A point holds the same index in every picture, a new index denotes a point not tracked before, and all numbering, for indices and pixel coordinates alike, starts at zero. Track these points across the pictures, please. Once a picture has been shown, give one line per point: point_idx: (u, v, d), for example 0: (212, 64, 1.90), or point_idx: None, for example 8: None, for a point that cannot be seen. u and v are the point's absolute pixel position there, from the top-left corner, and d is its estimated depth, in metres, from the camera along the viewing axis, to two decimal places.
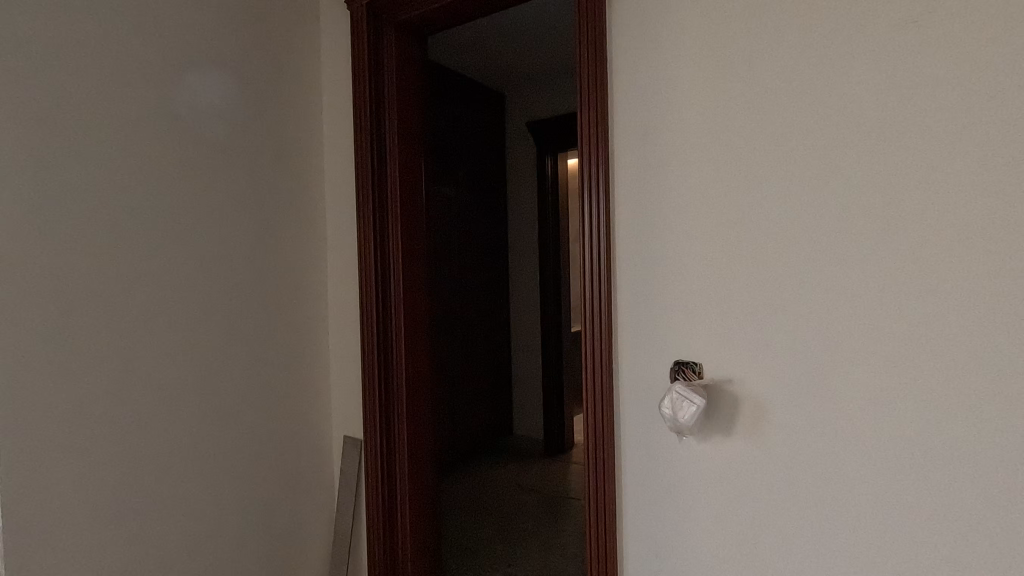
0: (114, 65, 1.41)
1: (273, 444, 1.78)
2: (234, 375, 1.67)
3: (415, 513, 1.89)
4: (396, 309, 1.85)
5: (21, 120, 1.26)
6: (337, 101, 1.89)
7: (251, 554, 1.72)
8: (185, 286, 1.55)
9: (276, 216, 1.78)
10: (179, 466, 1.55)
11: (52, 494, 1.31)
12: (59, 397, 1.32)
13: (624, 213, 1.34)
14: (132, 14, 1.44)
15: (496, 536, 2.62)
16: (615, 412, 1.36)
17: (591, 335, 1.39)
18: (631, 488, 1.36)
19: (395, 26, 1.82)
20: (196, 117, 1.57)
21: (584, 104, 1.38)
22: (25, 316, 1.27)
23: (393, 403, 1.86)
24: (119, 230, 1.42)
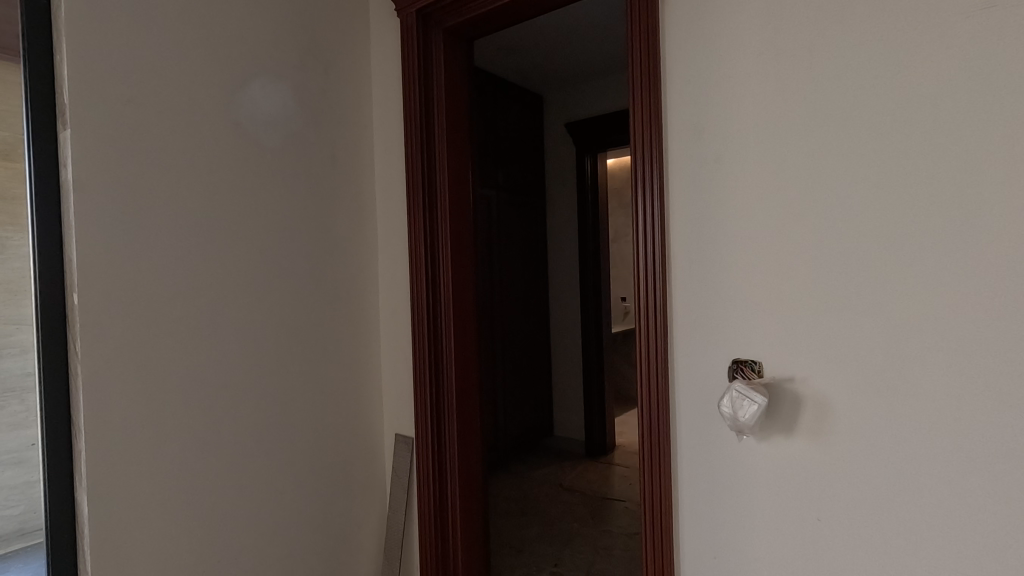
0: (183, 79, 1.48)
1: (329, 440, 1.83)
2: (292, 374, 1.73)
3: (466, 510, 1.91)
4: (445, 309, 1.88)
5: (103, 133, 1.35)
6: (388, 107, 1.94)
7: (308, 547, 1.77)
8: (249, 287, 1.62)
9: (330, 219, 1.84)
10: (245, 460, 1.61)
11: (131, 485, 1.39)
12: (136, 394, 1.40)
13: (679, 211, 1.33)
14: (199, 31, 1.52)
15: (542, 536, 2.63)
16: (670, 410, 1.36)
17: (646, 335, 1.38)
18: (687, 486, 1.35)
19: (444, 33, 1.86)
20: (257, 125, 1.64)
21: (637, 100, 1.37)
22: (108, 316, 1.35)
23: (443, 401, 1.89)
24: (189, 236, 1.50)
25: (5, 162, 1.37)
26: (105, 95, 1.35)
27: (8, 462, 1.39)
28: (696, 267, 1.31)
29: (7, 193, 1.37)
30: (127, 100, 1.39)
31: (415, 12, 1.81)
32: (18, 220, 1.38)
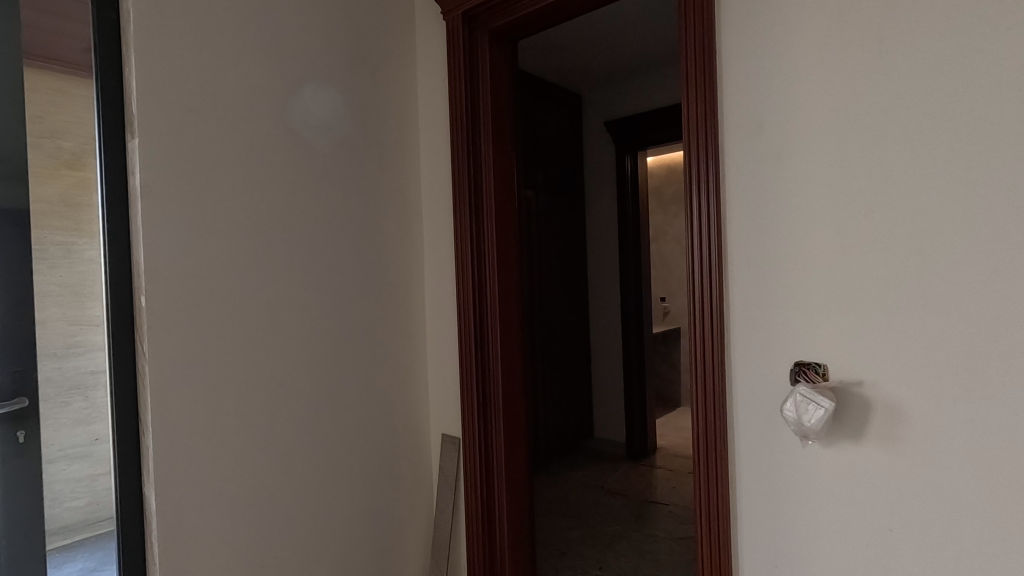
0: (240, 88, 1.53)
1: (377, 439, 1.86)
2: (343, 373, 1.76)
3: (512, 511, 1.91)
4: (491, 309, 1.87)
5: (167, 141, 1.40)
6: (434, 110, 1.96)
7: (359, 544, 1.80)
8: (302, 289, 1.66)
9: (377, 221, 1.86)
10: (299, 459, 1.65)
11: (194, 481, 1.44)
12: (198, 393, 1.44)
13: (737, 208, 1.30)
14: (255, 40, 1.56)
15: (586, 538, 2.61)
16: (728, 413, 1.32)
17: (700, 337, 1.35)
18: (745, 491, 1.31)
19: (489, 34, 1.86)
20: (309, 130, 1.68)
21: (691, 96, 1.34)
22: (172, 317, 1.40)
23: (490, 401, 1.89)
24: (246, 239, 1.54)
25: (71, 170, 1.41)
26: (168, 105, 1.40)
27: (73, 458, 1.43)
28: (754, 267, 1.28)
29: (77, 201, 1.41)
30: (189, 108, 1.43)
31: (461, 14, 1.82)
32: (85, 227, 1.42)
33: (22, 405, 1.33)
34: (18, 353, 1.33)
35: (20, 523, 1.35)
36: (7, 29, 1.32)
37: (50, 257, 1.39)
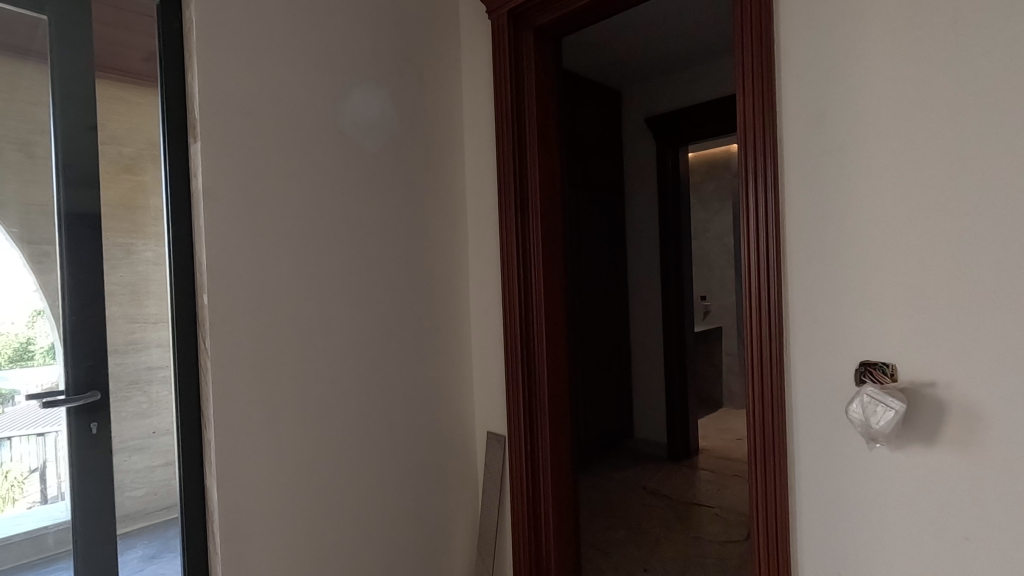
0: (294, 92, 1.57)
1: (424, 436, 1.88)
2: (392, 370, 1.79)
3: (558, 509, 1.90)
4: (537, 307, 1.87)
5: (227, 145, 1.44)
6: (479, 109, 1.97)
7: (407, 538, 1.82)
8: (352, 287, 1.69)
9: (423, 219, 1.88)
10: (349, 455, 1.68)
11: (253, 473, 1.48)
12: (256, 388, 1.49)
13: (797, 204, 1.26)
14: (307, 45, 1.60)
15: (630, 539, 2.58)
16: (787, 414, 1.28)
17: (758, 336, 1.31)
18: (806, 495, 1.27)
19: (534, 31, 1.85)
20: (359, 131, 1.71)
21: (747, 88, 1.31)
22: (232, 315, 1.45)
23: (535, 399, 1.89)
24: (300, 239, 1.57)
25: (129, 174, 1.44)
26: (228, 109, 1.45)
27: (132, 450, 1.44)
28: (815, 263, 1.23)
29: (136, 203, 1.45)
30: (246, 111, 1.48)
31: (507, 13, 1.82)
32: (143, 228, 1.45)
33: (95, 398, 1.37)
34: (90, 346, 1.37)
35: (93, 511, 1.37)
36: (81, 39, 1.37)
37: (112, 258, 1.41)
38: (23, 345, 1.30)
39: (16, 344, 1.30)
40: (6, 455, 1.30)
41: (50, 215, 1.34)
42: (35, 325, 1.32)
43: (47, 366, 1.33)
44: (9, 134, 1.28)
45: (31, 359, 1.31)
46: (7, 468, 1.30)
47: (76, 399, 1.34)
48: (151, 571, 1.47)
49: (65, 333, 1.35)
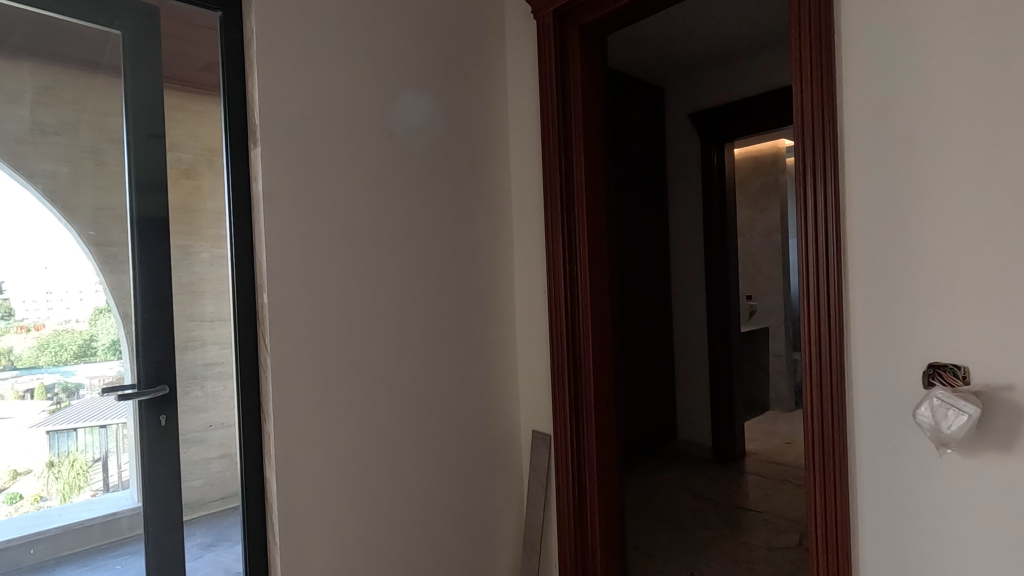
0: (347, 97, 1.61)
1: (471, 433, 1.90)
2: (440, 369, 1.82)
3: (605, 510, 1.89)
4: (583, 306, 1.87)
5: (285, 150, 1.50)
6: (524, 109, 1.97)
7: (455, 534, 1.85)
8: (402, 287, 1.73)
9: (470, 219, 1.90)
10: (400, 450, 1.71)
11: (309, 467, 1.53)
12: (312, 385, 1.54)
13: (859, 199, 1.21)
14: (360, 51, 1.64)
15: (675, 542, 2.54)
16: (848, 417, 1.24)
17: (815, 335, 1.27)
18: (869, 501, 1.22)
19: (580, 30, 1.85)
20: (409, 134, 1.74)
21: (805, 82, 1.27)
22: (290, 314, 1.50)
23: (581, 399, 1.88)
24: (354, 240, 1.62)
25: (187, 178, 1.50)
26: (286, 114, 1.50)
27: (192, 442, 1.50)
28: (879, 260, 1.19)
29: (194, 207, 1.50)
30: (303, 116, 1.53)
31: (552, 13, 1.82)
32: (199, 230, 1.51)
33: (163, 392, 1.44)
34: (158, 342, 1.44)
35: (163, 499, 1.45)
36: (149, 52, 1.44)
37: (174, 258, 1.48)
38: (87, 341, 1.36)
39: (80, 340, 1.35)
40: (73, 445, 1.35)
41: (123, 219, 1.41)
42: (97, 323, 1.37)
43: (109, 361, 1.39)
44: (79, 143, 1.35)
45: (94, 354, 1.37)
46: (74, 456, 1.36)
47: (146, 392, 1.41)
48: (208, 558, 1.52)
49: (134, 330, 1.42)
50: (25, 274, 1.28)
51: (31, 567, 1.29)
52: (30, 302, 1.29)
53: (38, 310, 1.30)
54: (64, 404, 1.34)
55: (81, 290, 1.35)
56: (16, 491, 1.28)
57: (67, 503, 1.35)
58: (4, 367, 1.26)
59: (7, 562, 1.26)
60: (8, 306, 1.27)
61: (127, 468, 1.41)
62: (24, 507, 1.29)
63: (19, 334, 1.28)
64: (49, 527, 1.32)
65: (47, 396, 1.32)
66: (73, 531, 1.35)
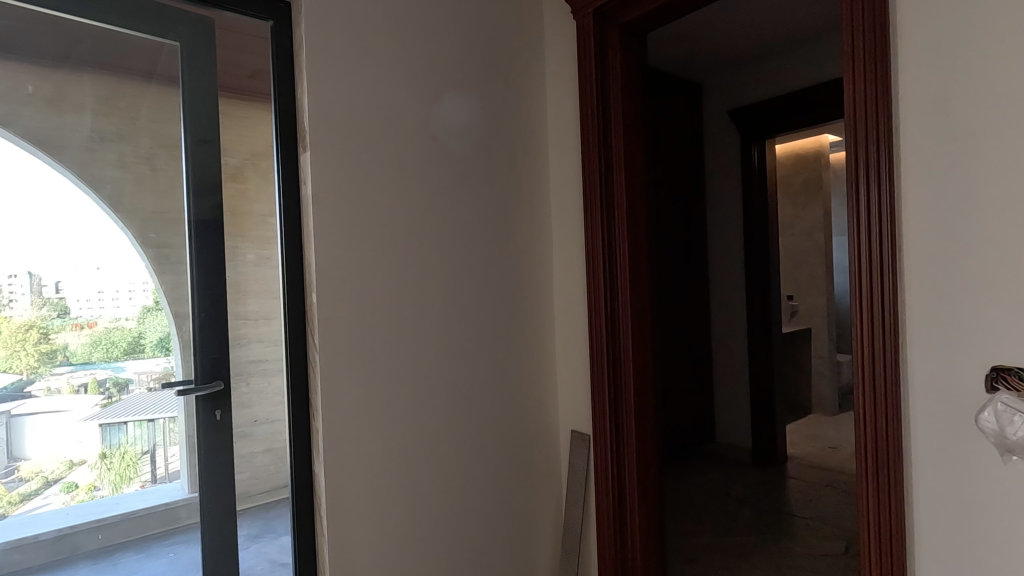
0: (391, 101, 1.65)
1: (510, 432, 1.91)
2: (480, 368, 1.84)
3: (645, 511, 1.88)
4: (623, 305, 1.86)
5: (332, 154, 1.54)
6: (564, 109, 1.98)
7: (495, 531, 1.87)
8: (444, 286, 1.75)
9: (509, 219, 1.92)
10: (441, 447, 1.74)
11: (356, 462, 1.57)
12: (358, 382, 1.58)
13: (915, 197, 1.18)
14: (403, 55, 1.67)
15: (716, 546, 2.50)
16: (905, 422, 1.20)
17: (868, 337, 1.24)
18: (926, 508, 1.18)
19: (619, 29, 1.84)
20: (450, 136, 1.77)
21: (857, 78, 1.24)
22: (338, 313, 1.54)
23: (621, 399, 1.87)
24: (398, 240, 1.65)
25: (235, 183, 1.55)
26: (333, 119, 1.54)
27: (239, 437, 1.55)
28: (938, 259, 1.15)
29: (243, 209, 1.56)
30: (349, 121, 1.57)
31: (592, 12, 1.82)
32: (246, 232, 1.56)
33: (218, 388, 1.50)
34: (215, 341, 1.50)
35: (217, 489, 1.50)
36: (204, 62, 1.50)
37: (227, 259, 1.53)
38: (136, 339, 1.41)
39: (130, 338, 1.41)
40: (123, 438, 1.41)
41: (178, 222, 1.47)
42: (146, 320, 1.43)
43: (156, 357, 1.44)
44: (136, 150, 1.42)
45: (142, 351, 1.42)
46: (125, 448, 1.41)
47: (203, 389, 1.47)
48: (255, 550, 1.57)
49: (194, 329, 1.49)
50: (80, 274, 1.34)
51: (92, 552, 1.36)
52: (84, 301, 1.35)
53: (92, 309, 1.36)
54: (115, 398, 1.39)
55: (131, 288, 1.41)
56: (72, 481, 1.35)
57: (120, 492, 1.41)
58: (60, 362, 1.33)
59: (69, 548, 1.34)
60: (65, 305, 1.33)
61: (175, 460, 1.47)
62: (79, 495, 1.36)
63: (74, 331, 1.34)
64: (107, 515, 1.39)
65: (100, 391, 1.38)
66: (128, 519, 1.42)
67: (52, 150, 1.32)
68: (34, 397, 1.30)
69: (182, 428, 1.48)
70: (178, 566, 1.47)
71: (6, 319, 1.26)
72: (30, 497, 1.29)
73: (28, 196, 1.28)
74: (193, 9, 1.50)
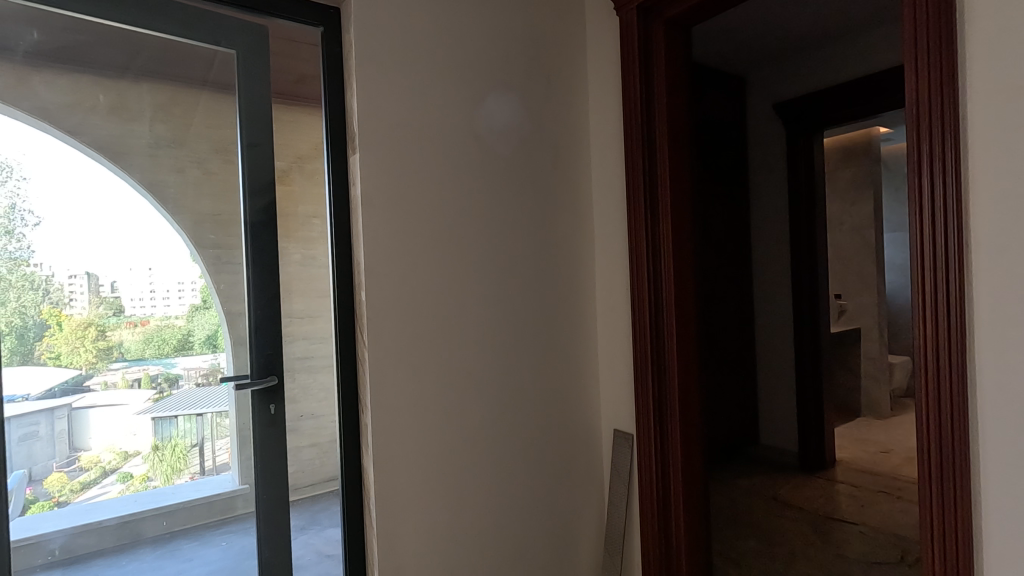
0: (436, 102, 1.67)
1: (552, 430, 1.91)
2: (523, 366, 1.85)
3: (690, 512, 1.85)
4: (667, 303, 1.84)
5: (380, 156, 1.57)
6: (607, 106, 1.96)
7: (537, 529, 1.87)
8: (488, 285, 1.77)
9: (550, 217, 1.92)
10: (485, 445, 1.75)
11: (403, 456, 1.60)
12: (406, 378, 1.61)
13: (984, 190, 1.12)
14: (448, 57, 1.69)
15: (762, 550, 2.44)
16: (971, 424, 1.15)
17: (931, 336, 1.19)
18: (996, 514, 1.12)
19: (664, 23, 1.82)
20: (494, 136, 1.78)
21: (921, 68, 1.19)
22: (385, 311, 1.58)
23: (665, 397, 1.85)
24: (443, 239, 1.68)
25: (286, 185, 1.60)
26: (380, 122, 1.58)
27: (291, 430, 1.60)
28: (1009, 255, 1.09)
29: (291, 211, 1.61)
30: (396, 123, 1.60)
31: (636, 8, 1.80)
32: (296, 234, 1.61)
33: (272, 382, 1.55)
34: (269, 338, 1.56)
35: (270, 480, 1.56)
36: (260, 69, 1.56)
37: (284, 260, 1.60)
38: (185, 336, 1.46)
39: (179, 335, 1.46)
40: (174, 431, 1.46)
41: (231, 224, 1.53)
42: (194, 319, 1.48)
43: (203, 354, 1.48)
44: (191, 155, 1.47)
45: (191, 348, 1.47)
46: (176, 440, 1.46)
47: (258, 383, 1.53)
48: (302, 541, 1.61)
49: (250, 326, 1.54)
50: (134, 274, 1.40)
51: (151, 539, 1.42)
52: (137, 299, 1.40)
53: (144, 307, 1.41)
54: (166, 393, 1.44)
55: (181, 287, 1.45)
56: (127, 471, 1.40)
57: (172, 483, 1.46)
58: (116, 358, 1.38)
59: (131, 534, 1.40)
60: (119, 304, 1.38)
61: (223, 453, 1.52)
62: (134, 485, 1.41)
63: (128, 329, 1.39)
64: (163, 504, 1.44)
65: (152, 385, 1.43)
66: (183, 509, 1.47)
67: (115, 156, 1.38)
68: (93, 391, 1.36)
69: (231, 423, 1.52)
70: (229, 555, 1.52)
71: (67, 317, 1.32)
72: (90, 486, 1.36)
73: (88, 200, 1.34)
74: (250, 18, 1.56)
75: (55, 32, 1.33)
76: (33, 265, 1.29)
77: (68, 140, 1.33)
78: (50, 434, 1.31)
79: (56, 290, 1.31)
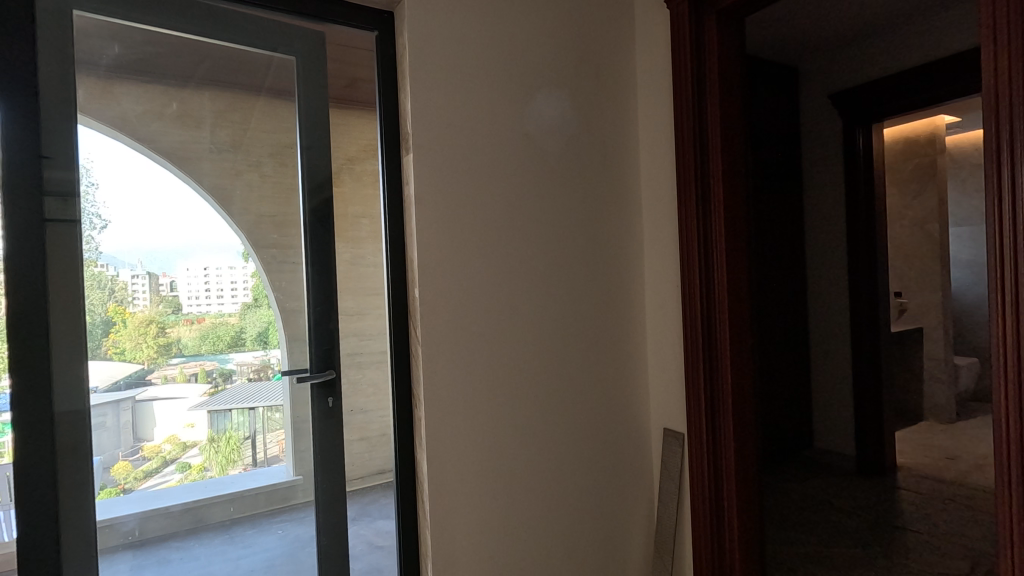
0: (485, 101, 1.69)
1: (601, 427, 1.91)
2: (571, 362, 1.85)
3: (744, 513, 1.80)
4: (720, 300, 1.80)
5: (431, 155, 1.60)
6: (656, 101, 1.94)
7: (585, 526, 1.87)
8: (537, 282, 1.77)
9: (598, 214, 1.91)
10: (535, 440, 1.77)
11: (455, 451, 1.63)
12: (456, 374, 1.64)
13: None
14: (497, 57, 1.71)
15: (819, 556, 2.36)
16: None
17: (1013, 332, 1.12)
18: None
19: (716, 14, 1.77)
20: (542, 134, 1.79)
21: (1002, 51, 1.13)
22: (437, 308, 1.61)
23: (717, 396, 1.81)
24: (492, 237, 1.69)
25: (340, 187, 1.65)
26: (431, 122, 1.60)
27: (347, 422, 1.66)
28: None
29: (345, 211, 1.66)
30: (446, 122, 1.63)
31: None
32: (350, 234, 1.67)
33: (330, 375, 1.62)
34: (327, 334, 1.62)
35: (331, 469, 1.63)
36: (320, 77, 1.64)
37: (338, 259, 1.65)
38: (237, 333, 1.53)
39: (232, 332, 1.52)
40: (229, 423, 1.52)
41: (288, 224, 1.59)
42: (247, 316, 1.54)
43: (255, 350, 1.55)
44: (249, 159, 1.54)
45: (244, 344, 1.53)
46: (230, 432, 1.52)
47: (317, 376, 1.60)
48: (354, 531, 1.66)
49: (309, 322, 1.61)
50: (190, 274, 1.46)
51: (215, 524, 1.49)
52: (194, 298, 1.47)
53: (201, 305, 1.48)
54: (221, 387, 1.51)
55: (234, 286, 1.52)
56: (186, 461, 1.47)
57: (226, 473, 1.52)
58: (174, 354, 1.45)
59: (197, 519, 1.47)
60: (177, 301, 1.45)
61: (274, 445, 1.58)
62: (191, 475, 1.48)
63: (185, 327, 1.46)
64: (220, 493, 1.51)
65: (208, 379, 1.50)
66: (244, 497, 1.54)
67: (180, 160, 1.45)
68: (153, 384, 1.43)
69: (283, 416, 1.59)
70: (285, 542, 1.58)
71: (130, 314, 1.39)
72: (151, 475, 1.42)
73: (152, 203, 1.41)
74: (309, 25, 1.63)
75: (133, 45, 1.41)
76: (101, 265, 1.36)
77: (135, 146, 1.40)
78: (116, 425, 1.38)
79: (120, 288, 1.38)
